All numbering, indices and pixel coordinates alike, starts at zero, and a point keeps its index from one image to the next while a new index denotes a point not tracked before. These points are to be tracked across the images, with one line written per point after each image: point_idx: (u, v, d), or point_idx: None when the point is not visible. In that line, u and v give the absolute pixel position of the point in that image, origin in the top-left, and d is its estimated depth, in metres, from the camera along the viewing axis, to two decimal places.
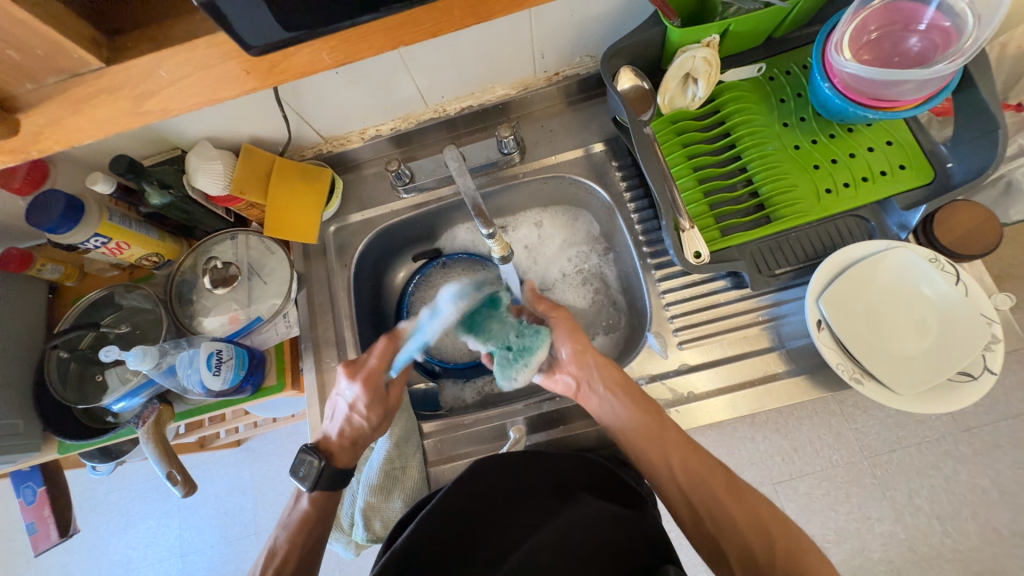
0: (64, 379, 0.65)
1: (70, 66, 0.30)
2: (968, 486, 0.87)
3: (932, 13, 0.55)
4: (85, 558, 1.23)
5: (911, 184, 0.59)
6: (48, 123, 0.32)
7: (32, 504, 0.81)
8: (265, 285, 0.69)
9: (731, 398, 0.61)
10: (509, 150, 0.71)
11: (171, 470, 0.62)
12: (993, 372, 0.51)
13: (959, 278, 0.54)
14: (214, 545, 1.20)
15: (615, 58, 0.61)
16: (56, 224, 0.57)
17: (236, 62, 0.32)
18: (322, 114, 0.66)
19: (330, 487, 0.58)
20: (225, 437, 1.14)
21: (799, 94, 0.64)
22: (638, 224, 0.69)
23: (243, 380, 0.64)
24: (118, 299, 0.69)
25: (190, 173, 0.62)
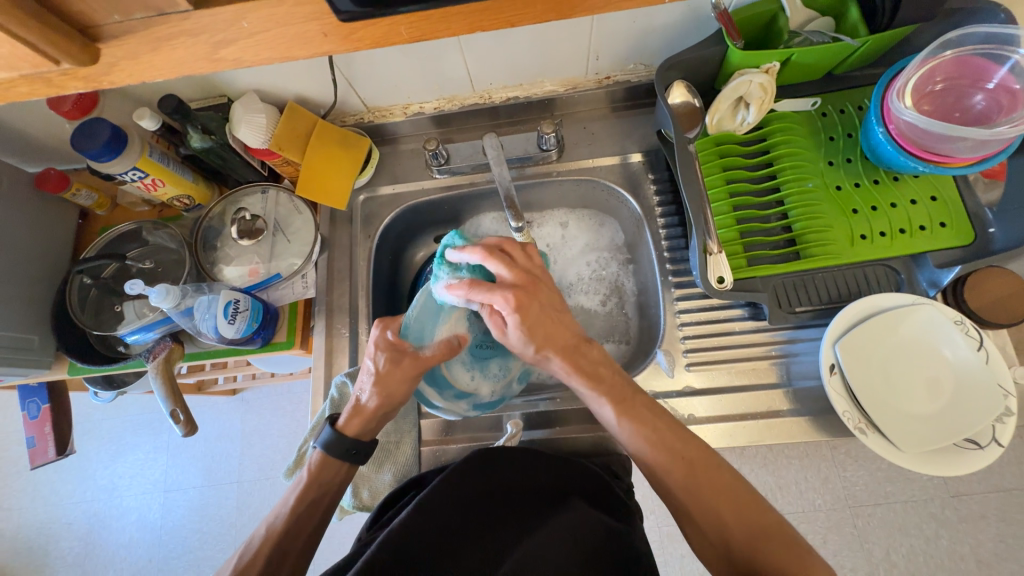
0: (83, 304, 0.66)
1: (159, 4, 0.28)
2: (948, 551, 0.87)
3: (1004, 73, 0.54)
4: (73, 478, 1.27)
5: (948, 243, 0.58)
6: (124, 57, 0.30)
7: (35, 419, 0.83)
8: (288, 243, 0.70)
9: (731, 427, 0.61)
10: (548, 147, 0.71)
11: (175, 409, 0.63)
12: (1000, 445, 0.51)
13: (982, 345, 0.54)
14: (197, 487, 1.23)
15: (670, 71, 0.60)
16: (98, 152, 0.58)
17: (317, 24, 0.29)
18: (370, 83, 0.67)
19: (343, 456, 0.55)
20: (222, 384, 1.16)
21: (850, 134, 0.63)
22: (665, 240, 0.69)
23: (255, 333, 0.65)
24: (145, 235, 0.70)
25: (234, 122, 0.63)
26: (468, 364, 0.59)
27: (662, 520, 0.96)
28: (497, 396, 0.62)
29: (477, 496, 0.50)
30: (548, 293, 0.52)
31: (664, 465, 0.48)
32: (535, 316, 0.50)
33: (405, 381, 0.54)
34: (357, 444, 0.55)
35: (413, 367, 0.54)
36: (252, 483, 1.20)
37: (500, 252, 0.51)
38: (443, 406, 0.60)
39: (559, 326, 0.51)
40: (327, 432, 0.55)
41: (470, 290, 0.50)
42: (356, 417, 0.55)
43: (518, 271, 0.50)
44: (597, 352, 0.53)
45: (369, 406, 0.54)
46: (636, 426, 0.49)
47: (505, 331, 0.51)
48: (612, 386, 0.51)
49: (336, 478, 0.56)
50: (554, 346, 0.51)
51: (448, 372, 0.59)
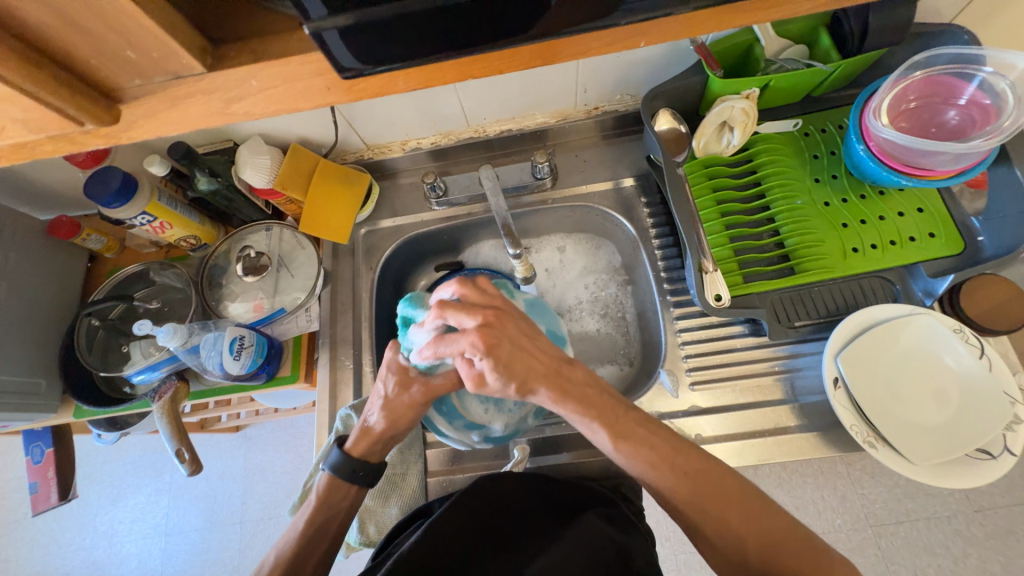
0: (91, 346, 0.68)
1: (175, 67, 0.30)
2: (976, 569, 0.84)
3: (973, 89, 0.56)
4: (72, 525, 1.24)
5: (939, 252, 0.59)
6: (143, 115, 0.32)
7: (38, 464, 0.83)
8: (292, 277, 0.72)
9: (739, 446, 0.60)
10: (542, 176, 0.74)
11: (180, 448, 0.63)
12: (1013, 454, 0.50)
13: (984, 353, 0.54)
14: (199, 529, 1.20)
15: (656, 100, 0.63)
16: (109, 199, 0.61)
17: (320, 78, 0.31)
18: (369, 123, 0.70)
19: (349, 478, 0.54)
20: (226, 421, 1.16)
21: (833, 152, 0.65)
22: (661, 260, 0.70)
23: (260, 368, 0.65)
24: (152, 275, 0.72)
25: (240, 165, 0.65)
26: (482, 396, 0.60)
27: (678, 547, 0.93)
28: (510, 429, 0.61)
29: (490, 517, 0.50)
30: (516, 324, 0.50)
31: (670, 480, 0.46)
32: (506, 353, 0.48)
33: (414, 406, 0.54)
34: (364, 466, 0.54)
35: (421, 393, 0.54)
36: (255, 523, 1.18)
37: (470, 286, 0.52)
38: (452, 436, 0.59)
39: (532, 357, 0.49)
40: (334, 453, 0.55)
41: (438, 343, 0.49)
42: (363, 438, 0.54)
43: (481, 297, 0.51)
44: (582, 372, 0.50)
45: (375, 429, 0.54)
46: (632, 449, 0.47)
47: (481, 382, 0.48)
48: (602, 409, 0.48)
49: (344, 501, 0.55)
50: (535, 376, 0.48)
51: (462, 401, 0.60)
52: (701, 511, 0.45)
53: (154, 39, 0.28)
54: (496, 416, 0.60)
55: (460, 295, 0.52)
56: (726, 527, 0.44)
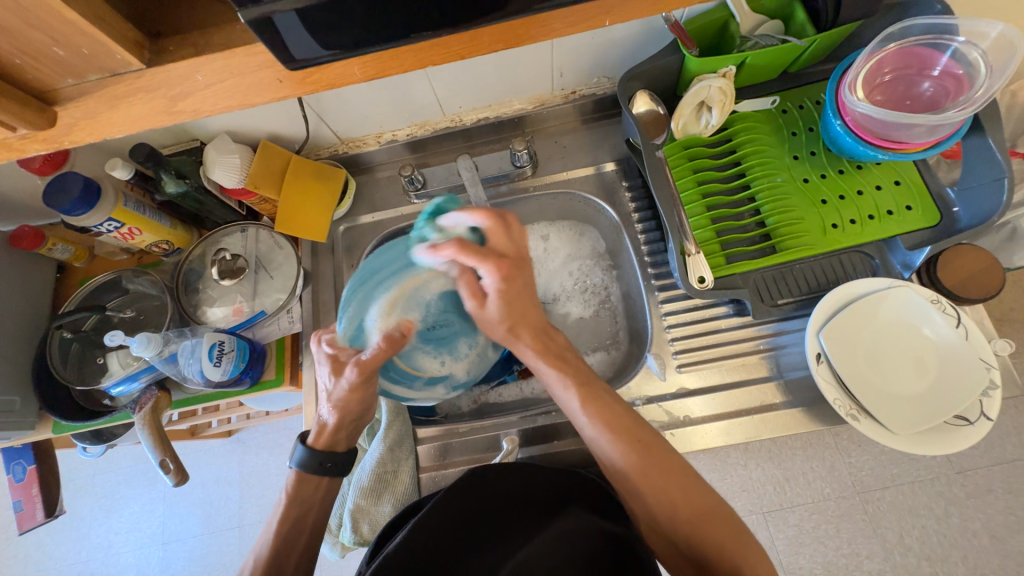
0: (65, 359, 0.65)
1: (111, 65, 0.28)
2: (959, 528, 0.87)
3: (946, 60, 0.56)
4: (66, 538, 1.23)
5: (916, 225, 0.59)
6: (82, 117, 0.30)
7: (21, 482, 0.81)
8: (271, 279, 0.70)
9: (727, 425, 0.61)
10: (522, 163, 0.72)
11: (164, 459, 0.62)
12: (989, 419, 0.51)
13: (960, 322, 0.55)
14: (196, 535, 1.19)
15: (632, 82, 0.62)
16: (71, 207, 0.58)
17: (271, 71, 0.29)
18: (341, 116, 0.68)
19: (319, 471, 0.54)
20: (216, 427, 1.14)
21: (811, 128, 0.65)
22: (644, 245, 0.70)
23: (242, 373, 0.64)
24: (125, 283, 0.70)
25: (208, 165, 0.63)
26: (433, 352, 0.60)
27: None
28: (471, 371, 0.63)
29: (478, 516, 0.50)
30: (529, 274, 0.54)
31: (622, 450, 0.48)
32: (514, 292, 0.53)
33: (355, 389, 0.52)
34: (332, 456, 0.54)
35: (357, 374, 0.51)
36: (253, 525, 1.17)
37: (500, 223, 0.53)
38: (419, 397, 0.61)
39: (532, 308, 0.55)
40: (299, 451, 0.54)
41: (461, 252, 0.52)
42: (322, 432, 0.54)
43: (506, 244, 0.54)
44: (563, 339, 0.56)
45: (330, 421, 0.54)
46: (598, 409, 0.50)
47: (481, 301, 0.54)
48: (577, 369, 0.53)
49: (316, 494, 0.54)
50: (525, 326, 0.54)
51: (416, 364, 0.59)
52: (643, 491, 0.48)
53: (84, 35, 0.26)
54: (458, 362, 0.62)
55: (486, 228, 0.53)
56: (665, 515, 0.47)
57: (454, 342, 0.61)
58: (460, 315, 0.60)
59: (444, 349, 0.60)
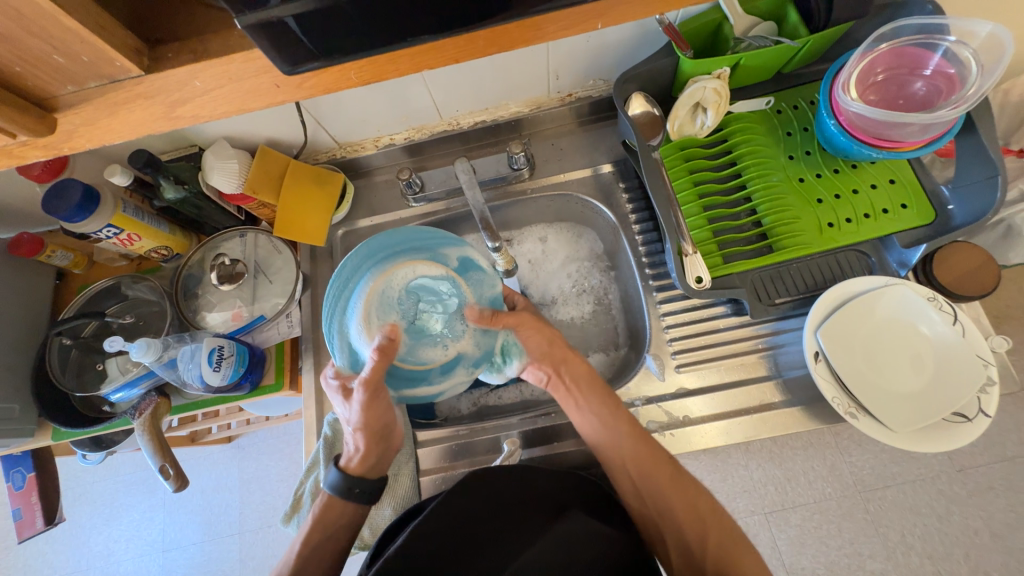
0: (64, 366, 0.65)
1: (111, 71, 0.29)
2: (961, 526, 0.87)
3: (938, 59, 0.57)
4: (65, 547, 1.22)
5: (912, 223, 0.60)
6: (82, 123, 0.30)
7: (20, 489, 0.80)
8: (271, 283, 0.70)
9: (727, 425, 0.61)
10: (519, 166, 0.73)
11: (164, 465, 0.62)
12: (988, 415, 0.51)
13: (957, 319, 0.55)
14: (196, 542, 1.18)
15: (627, 84, 0.63)
16: (70, 214, 0.59)
17: (269, 76, 0.30)
18: (338, 120, 0.68)
19: (345, 495, 0.54)
20: (216, 433, 1.14)
21: (806, 128, 0.65)
22: (642, 245, 0.70)
23: (242, 378, 0.64)
24: (125, 290, 0.70)
25: (206, 171, 0.63)
26: (430, 341, 0.50)
27: None
28: (481, 341, 0.52)
29: (475, 520, 0.50)
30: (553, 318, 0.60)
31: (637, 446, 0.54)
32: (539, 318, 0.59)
33: (370, 407, 0.50)
34: (361, 483, 0.54)
35: (364, 395, 0.48)
36: (254, 531, 1.17)
37: None
38: (443, 390, 0.52)
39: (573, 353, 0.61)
40: (332, 474, 0.54)
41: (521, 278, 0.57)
42: (354, 454, 0.54)
43: None
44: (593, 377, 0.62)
45: (359, 444, 0.53)
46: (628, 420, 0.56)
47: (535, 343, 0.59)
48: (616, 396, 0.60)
49: (342, 518, 0.54)
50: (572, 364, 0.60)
51: (421, 361, 0.50)
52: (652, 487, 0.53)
53: (82, 42, 0.26)
54: (465, 337, 0.51)
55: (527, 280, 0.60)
56: (677, 523, 0.52)
57: (450, 320, 0.50)
58: (439, 294, 0.51)
59: (440, 331, 0.50)
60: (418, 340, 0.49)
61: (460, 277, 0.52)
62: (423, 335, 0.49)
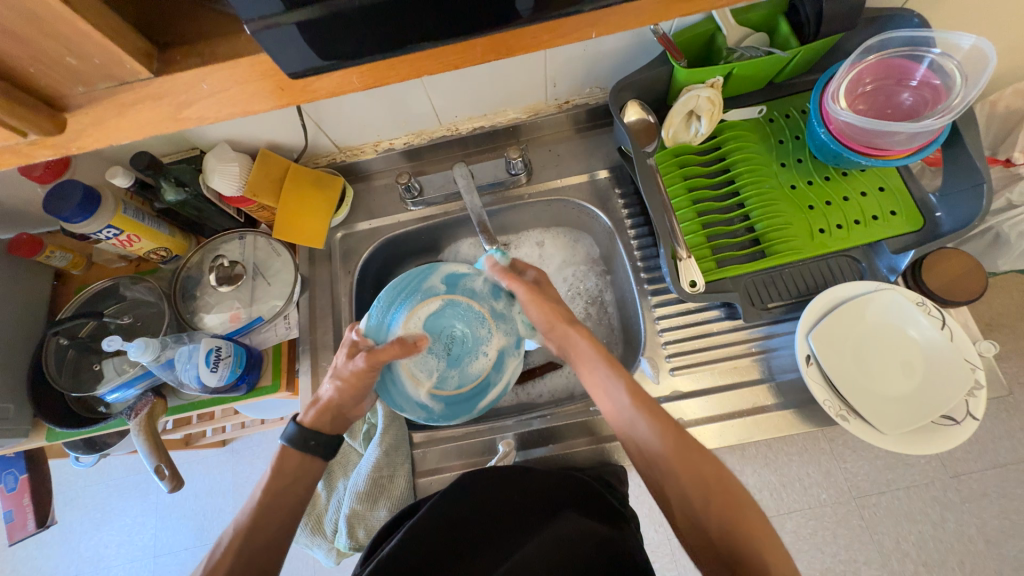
0: (60, 367, 0.65)
1: (121, 73, 0.29)
2: (955, 533, 0.88)
3: (924, 71, 0.58)
4: (55, 552, 1.21)
5: (901, 230, 0.61)
6: (90, 124, 0.31)
7: (12, 491, 0.80)
8: (269, 285, 0.70)
9: (720, 428, 0.61)
10: (516, 171, 0.74)
11: (159, 465, 0.62)
12: (976, 418, 0.52)
13: (945, 323, 0.56)
14: (189, 548, 1.17)
15: (623, 92, 0.64)
16: (71, 214, 0.59)
17: (273, 80, 0.31)
18: (339, 125, 0.69)
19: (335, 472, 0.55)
20: (211, 436, 1.13)
21: (797, 137, 0.67)
22: (637, 250, 0.71)
23: (239, 379, 0.64)
24: (123, 290, 0.70)
25: (207, 173, 0.64)
26: (468, 356, 0.56)
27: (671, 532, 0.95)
28: (504, 325, 0.58)
29: (469, 521, 0.50)
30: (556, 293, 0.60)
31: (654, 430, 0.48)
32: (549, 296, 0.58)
33: (359, 376, 0.53)
34: (315, 434, 0.53)
35: (364, 362, 0.52)
36: None
37: None
38: (509, 384, 0.57)
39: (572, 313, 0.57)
40: (288, 426, 0.54)
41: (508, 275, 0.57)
42: (314, 408, 0.55)
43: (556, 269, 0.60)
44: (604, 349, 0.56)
45: (326, 397, 0.55)
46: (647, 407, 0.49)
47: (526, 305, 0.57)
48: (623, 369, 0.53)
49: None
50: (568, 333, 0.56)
51: (475, 375, 0.56)
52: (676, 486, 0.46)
53: (95, 45, 0.27)
54: (491, 333, 0.57)
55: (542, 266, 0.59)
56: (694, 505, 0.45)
57: (471, 329, 0.57)
58: (448, 318, 0.57)
59: (470, 343, 0.56)
60: (459, 364, 0.56)
61: (454, 293, 0.58)
62: (461, 356, 0.56)
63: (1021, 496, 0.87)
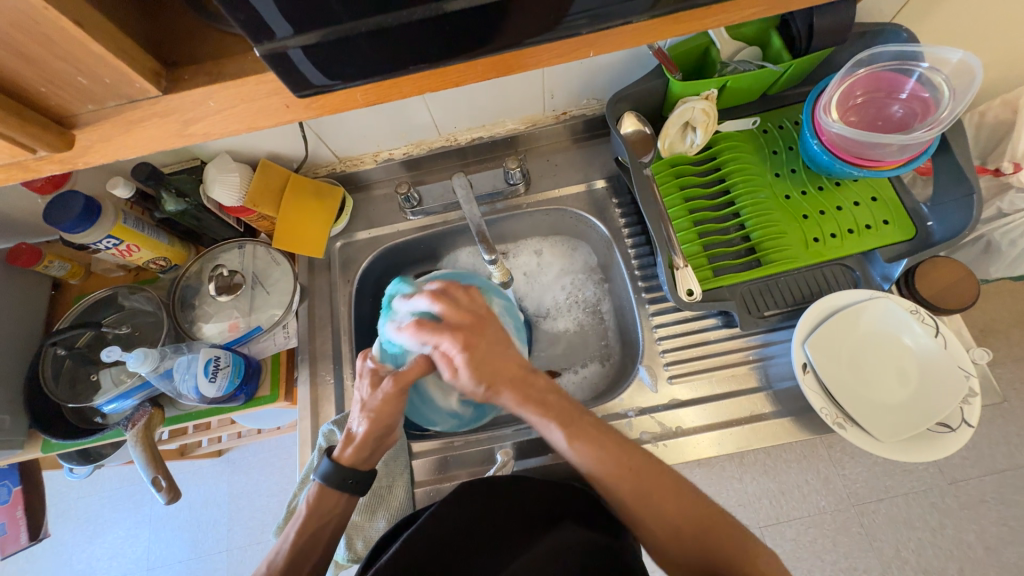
0: (57, 377, 0.65)
1: (129, 91, 0.30)
2: (954, 540, 0.88)
3: (913, 84, 0.60)
4: (47, 566, 1.19)
5: (893, 239, 0.62)
6: (98, 140, 0.31)
7: (4, 504, 0.79)
8: (268, 294, 0.71)
9: (719, 436, 0.62)
10: (515, 181, 0.75)
11: (157, 477, 0.61)
12: (970, 426, 0.53)
13: (939, 331, 0.57)
14: (183, 560, 1.16)
15: (619, 104, 0.65)
16: (71, 225, 0.59)
17: (279, 97, 0.31)
18: (339, 136, 0.70)
19: (339, 487, 0.55)
20: (206, 446, 1.12)
21: (791, 147, 0.68)
22: (635, 259, 0.72)
23: (237, 389, 0.64)
24: (121, 300, 0.70)
25: (207, 183, 0.64)
26: None
27: None
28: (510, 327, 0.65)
29: (469, 531, 0.50)
30: (494, 330, 0.53)
31: (590, 456, 0.51)
32: (482, 355, 0.52)
33: (389, 400, 0.53)
34: (354, 473, 0.54)
35: (392, 385, 0.53)
36: (243, 548, 1.15)
37: (446, 296, 0.53)
38: None
39: (503, 362, 0.53)
40: (324, 464, 0.55)
41: (420, 331, 0.51)
42: (350, 444, 0.55)
43: (460, 312, 0.52)
44: (544, 381, 0.54)
45: (359, 433, 0.54)
46: (585, 443, 0.51)
47: (456, 371, 0.52)
48: (560, 411, 0.53)
49: (328, 525, 0.55)
50: (503, 381, 0.52)
51: None
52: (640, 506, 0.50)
53: (106, 65, 0.28)
54: None
55: (440, 306, 0.53)
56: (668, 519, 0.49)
57: None
58: None
59: None
60: None
61: None
62: None
63: (1018, 501, 0.87)
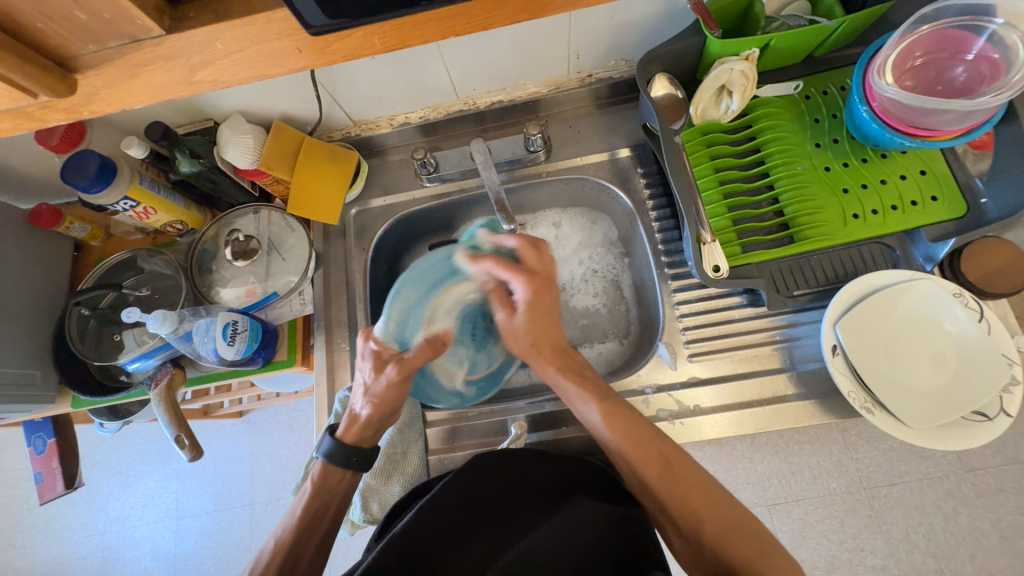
0: (83, 335, 0.67)
1: (132, 30, 0.29)
2: (967, 527, 0.86)
3: (982, 43, 0.54)
4: (84, 510, 1.27)
5: (942, 217, 0.58)
6: (103, 85, 0.30)
7: (42, 454, 0.83)
8: (284, 261, 0.70)
9: (736, 416, 0.60)
10: (535, 148, 0.71)
11: (180, 435, 0.63)
12: (1010, 415, 0.50)
13: (983, 316, 0.53)
14: (208, 512, 1.22)
15: (651, 65, 0.61)
16: (88, 184, 0.59)
17: (291, 40, 0.30)
18: (353, 97, 0.67)
19: (345, 464, 0.56)
20: (228, 407, 1.16)
21: (834, 115, 0.63)
22: (658, 232, 0.69)
23: (255, 353, 0.65)
24: (140, 263, 0.70)
25: (222, 145, 0.63)
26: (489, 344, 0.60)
27: None
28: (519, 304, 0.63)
29: (482, 501, 0.51)
30: (558, 294, 0.57)
31: (612, 432, 0.52)
32: (543, 306, 0.56)
33: (393, 386, 0.53)
34: (358, 451, 0.55)
35: (397, 372, 0.53)
36: (263, 504, 1.20)
37: (531, 246, 0.56)
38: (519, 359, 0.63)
39: (555, 328, 0.57)
40: (327, 442, 0.56)
41: (498, 267, 0.56)
42: (352, 425, 0.56)
43: (535, 268, 0.56)
44: (581, 358, 0.58)
45: (363, 415, 0.55)
46: (618, 423, 0.52)
47: (512, 312, 0.57)
48: (597, 386, 0.55)
49: (340, 484, 0.56)
50: (545, 344, 0.57)
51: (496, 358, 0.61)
52: (663, 497, 0.50)
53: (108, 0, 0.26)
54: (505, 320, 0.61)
55: (520, 249, 0.56)
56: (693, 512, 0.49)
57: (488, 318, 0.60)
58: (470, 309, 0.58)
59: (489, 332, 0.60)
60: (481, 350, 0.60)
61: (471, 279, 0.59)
62: (481, 345, 0.60)
63: None
